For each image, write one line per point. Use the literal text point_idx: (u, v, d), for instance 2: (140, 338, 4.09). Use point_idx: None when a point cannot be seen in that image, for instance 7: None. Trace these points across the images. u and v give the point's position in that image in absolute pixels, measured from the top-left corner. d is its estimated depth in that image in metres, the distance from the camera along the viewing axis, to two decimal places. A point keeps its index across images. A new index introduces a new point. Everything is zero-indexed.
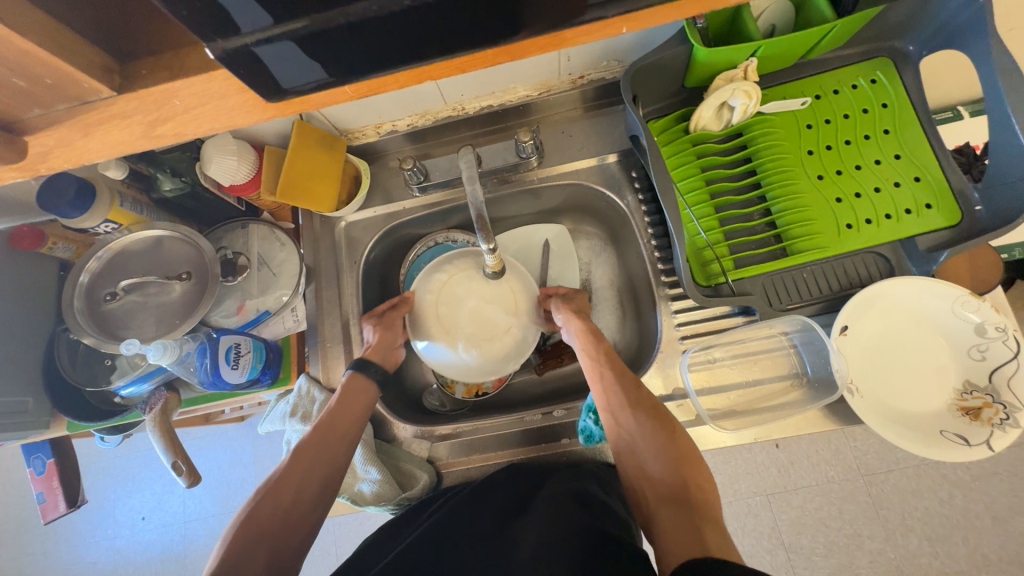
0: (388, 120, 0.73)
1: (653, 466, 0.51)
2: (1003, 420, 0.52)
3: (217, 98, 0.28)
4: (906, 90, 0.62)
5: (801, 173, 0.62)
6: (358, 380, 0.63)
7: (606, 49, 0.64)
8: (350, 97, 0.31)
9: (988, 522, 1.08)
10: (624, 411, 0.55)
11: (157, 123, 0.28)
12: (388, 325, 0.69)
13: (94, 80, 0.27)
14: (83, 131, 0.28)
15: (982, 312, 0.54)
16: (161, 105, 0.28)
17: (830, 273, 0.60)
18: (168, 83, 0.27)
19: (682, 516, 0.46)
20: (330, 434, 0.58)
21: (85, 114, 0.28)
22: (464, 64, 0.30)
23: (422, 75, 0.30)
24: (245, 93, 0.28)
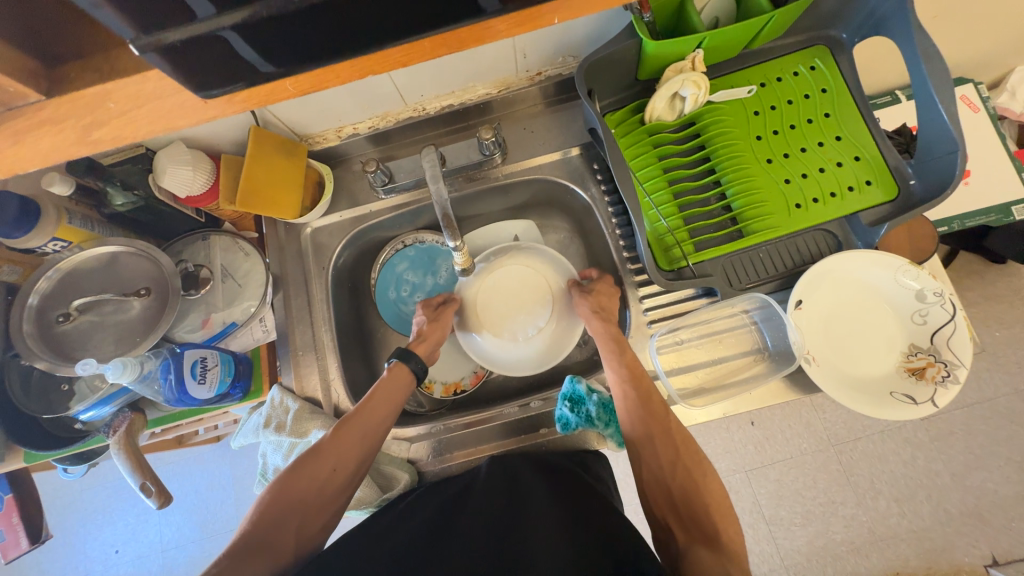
0: (349, 123, 0.73)
1: (674, 488, 0.54)
2: (944, 377, 0.56)
3: (154, 99, 0.28)
4: (842, 75, 0.66)
5: (752, 157, 0.65)
6: (372, 401, 0.60)
7: (560, 45, 0.66)
8: (293, 94, 0.31)
9: (949, 479, 1.15)
10: (647, 435, 0.56)
11: (92, 127, 0.28)
12: (440, 321, 0.70)
13: (21, 85, 0.26)
14: (12, 139, 0.27)
15: (920, 279, 0.58)
16: (94, 108, 0.27)
17: (783, 251, 0.63)
18: (101, 86, 0.27)
19: (717, 559, 0.47)
20: (343, 463, 0.55)
21: (13, 121, 0.27)
22: (407, 57, 0.31)
23: (366, 70, 0.31)
24: (184, 92, 0.28)
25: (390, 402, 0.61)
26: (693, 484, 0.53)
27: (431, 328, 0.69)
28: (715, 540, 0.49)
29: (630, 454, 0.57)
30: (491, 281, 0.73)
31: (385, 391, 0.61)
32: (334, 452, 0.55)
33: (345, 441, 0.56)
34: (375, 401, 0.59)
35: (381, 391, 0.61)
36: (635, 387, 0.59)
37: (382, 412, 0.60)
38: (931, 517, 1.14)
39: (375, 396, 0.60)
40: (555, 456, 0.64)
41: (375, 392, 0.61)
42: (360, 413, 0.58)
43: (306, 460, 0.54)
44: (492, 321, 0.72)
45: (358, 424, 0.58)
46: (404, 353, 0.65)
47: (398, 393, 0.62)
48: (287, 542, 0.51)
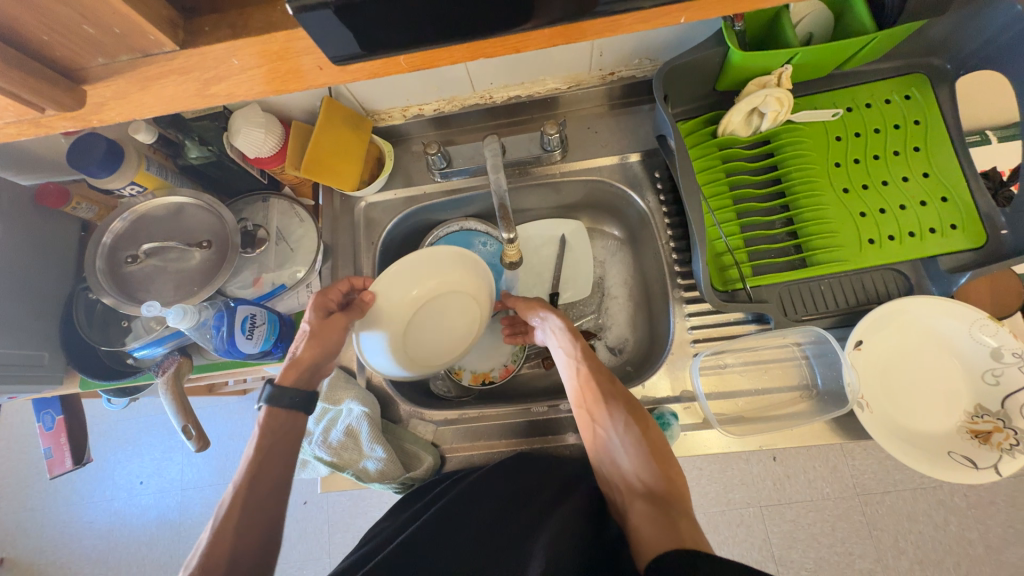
0: (416, 104, 0.73)
1: (624, 456, 0.54)
2: (1012, 445, 0.52)
3: (275, 60, 0.28)
4: (940, 108, 0.61)
5: (827, 184, 0.62)
6: (252, 462, 0.51)
7: (639, 45, 0.64)
8: (398, 70, 0.31)
9: (981, 551, 1.08)
10: (596, 406, 0.56)
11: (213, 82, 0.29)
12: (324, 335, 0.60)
13: (160, 33, 0.27)
14: (140, 85, 0.28)
15: (999, 337, 0.54)
16: (219, 63, 0.28)
17: (848, 287, 0.60)
18: (229, 43, 0.28)
19: (659, 514, 0.47)
20: (241, 553, 0.47)
21: (145, 67, 0.28)
22: (518, 43, 0.30)
23: (474, 53, 0.30)
24: (305, 56, 0.28)
25: (279, 457, 0.53)
26: (642, 452, 0.53)
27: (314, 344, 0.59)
28: (658, 497, 0.50)
29: (585, 430, 0.58)
30: (442, 286, 0.70)
31: (269, 441, 0.53)
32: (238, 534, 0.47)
33: (239, 510, 0.48)
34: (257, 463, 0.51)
35: (264, 450, 0.52)
36: (585, 361, 0.59)
37: (272, 476, 0.51)
38: None
39: (255, 454, 0.52)
40: (579, 465, 0.63)
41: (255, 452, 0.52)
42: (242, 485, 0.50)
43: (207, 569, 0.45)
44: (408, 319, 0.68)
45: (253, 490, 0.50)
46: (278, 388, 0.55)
47: (287, 441, 0.54)
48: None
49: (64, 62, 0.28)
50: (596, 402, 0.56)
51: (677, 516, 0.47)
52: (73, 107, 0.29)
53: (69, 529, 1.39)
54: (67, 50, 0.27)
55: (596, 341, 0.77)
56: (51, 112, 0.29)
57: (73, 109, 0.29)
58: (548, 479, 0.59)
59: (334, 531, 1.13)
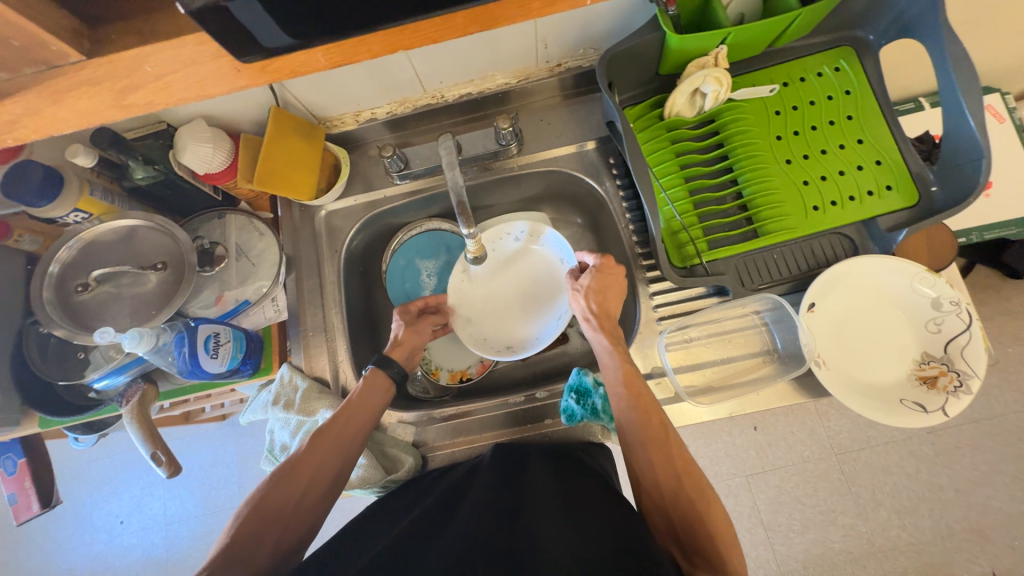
0: (368, 108, 0.73)
1: (676, 515, 0.51)
2: (957, 387, 0.55)
3: (190, 64, 0.28)
4: (868, 77, 0.65)
5: (771, 157, 0.64)
6: (342, 414, 0.59)
7: (582, 36, 0.65)
8: (321, 66, 0.31)
9: (952, 494, 1.15)
10: (647, 455, 0.54)
11: (128, 90, 0.28)
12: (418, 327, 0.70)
13: (62, 43, 0.27)
14: (51, 98, 0.28)
15: (937, 287, 0.58)
16: (132, 70, 0.28)
17: (798, 253, 0.63)
18: (140, 49, 0.27)
19: None
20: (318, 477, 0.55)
21: (54, 80, 0.28)
22: (435, 32, 0.31)
23: (392, 44, 0.31)
24: (220, 58, 0.28)
25: (363, 419, 0.60)
26: (696, 501, 0.51)
27: (408, 335, 0.68)
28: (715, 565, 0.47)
29: (632, 468, 0.55)
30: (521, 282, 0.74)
31: (359, 403, 0.61)
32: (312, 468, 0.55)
33: (317, 456, 0.56)
34: (347, 413, 0.59)
35: (353, 407, 0.60)
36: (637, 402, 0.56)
37: (357, 430, 0.59)
38: (931, 530, 1.14)
39: (347, 409, 0.60)
40: (556, 449, 0.64)
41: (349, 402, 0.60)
42: (333, 424, 0.58)
43: (283, 485, 0.54)
44: (507, 337, 0.73)
45: (337, 436, 0.57)
46: (383, 359, 0.64)
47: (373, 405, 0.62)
48: (265, 555, 0.51)
49: None
50: (649, 450, 0.54)
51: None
52: None
53: None
54: None
55: (568, 329, 0.78)
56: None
57: None
58: (527, 467, 0.60)
59: None
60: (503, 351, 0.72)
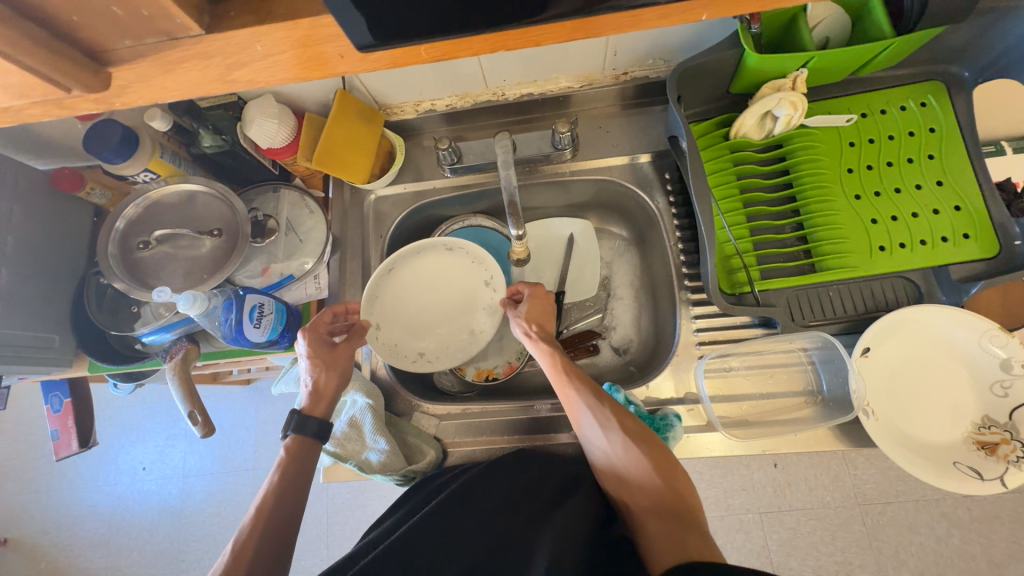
0: (428, 99, 0.73)
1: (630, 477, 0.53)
2: (1019, 458, 0.51)
3: (296, 44, 0.29)
4: (956, 116, 0.61)
5: (838, 190, 0.61)
6: (268, 497, 0.51)
7: (654, 46, 0.64)
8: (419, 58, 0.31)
9: (984, 565, 1.16)
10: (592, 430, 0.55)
11: (235, 67, 0.29)
12: (334, 366, 0.61)
13: (186, 17, 0.27)
14: (165, 68, 0.29)
15: (1008, 348, 0.54)
16: (243, 48, 0.29)
17: (857, 294, 0.59)
18: (254, 27, 0.28)
19: (672, 529, 0.48)
20: None
21: (170, 50, 0.29)
22: (540, 35, 0.30)
23: (494, 43, 0.30)
24: (326, 42, 0.29)
25: (296, 496, 0.53)
26: (644, 461, 0.51)
27: (326, 380, 0.59)
28: (669, 513, 0.49)
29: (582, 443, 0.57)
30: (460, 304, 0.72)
31: (291, 473, 0.53)
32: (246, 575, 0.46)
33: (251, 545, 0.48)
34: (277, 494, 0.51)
35: (284, 482, 0.53)
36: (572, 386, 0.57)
37: (291, 504, 0.52)
38: None
39: (273, 490, 0.52)
40: (579, 463, 0.63)
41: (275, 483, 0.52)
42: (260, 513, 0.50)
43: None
44: (420, 342, 0.71)
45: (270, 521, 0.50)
46: (301, 420, 0.57)
47: (308, 471, 0.55)
48: None
49: (91, 43, 0.28)
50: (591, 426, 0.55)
51: (690, 533, 0.47)
52: (99, 89, 0.30)
53: (72, 512, 1.41)
54: (96, 29, 0.27)
55: (600, 340, 0.77)
56: (75, 93, 0.29)
57: (99, 90, 0.30)
58: (550, 478, 0.59)
59: (332, 524, 1.14)
60: (415, 357, 0.69)
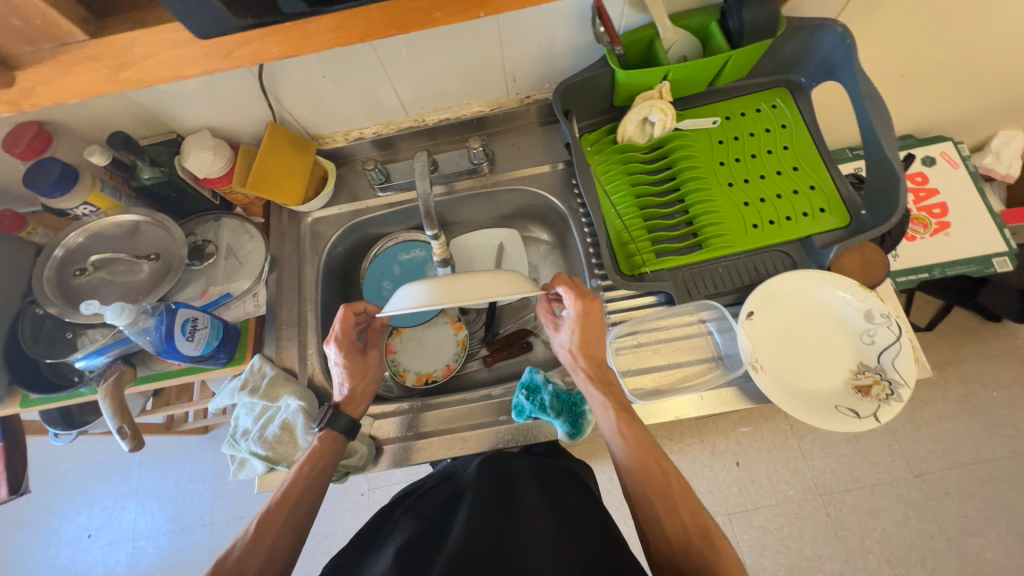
0: (356, 128, 0.81)
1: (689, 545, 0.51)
2: (888, 395, 0.58)
3: (173, 48, 0.36)
4: (801, 114, 0.72)
5: (714, 180, 0.71)
6: (296, 484, 0.57)
7: (545, 72, 0.74)
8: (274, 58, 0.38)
9: (944, 543, 1.19)
10: (642, 486, 0.55)
11: (121, 68, 0.36)
12: (363, 362, 0.68)
13: (71, 25, 0.35)
14: (61, 70, 0.35)
15: (868, 301, 0.62)
16: (124, 50, 0.36)
17: (739, 267, 0.67)
18: (130, 33, 0.35)
19: None
20: (269, 560, 0.52)
21: (64, 53, 0.36)
22: (362, 33, 0.38)
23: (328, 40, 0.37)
24: (197, 46, 0.36)
25: (315, 489, 0.58)
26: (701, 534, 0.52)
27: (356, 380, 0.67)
28: None
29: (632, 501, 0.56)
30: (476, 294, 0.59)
31: (318, 466, 0.59)
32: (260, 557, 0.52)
33: (272, 531, 0.53)
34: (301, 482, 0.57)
35: (311, 473, 0.59)
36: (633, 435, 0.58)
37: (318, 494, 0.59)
38: None
39: (301, 479, 0.58)
40: (535, 470, 0.67)
41: (300, 473, 0.58)
42: (283, 497, 0.56)
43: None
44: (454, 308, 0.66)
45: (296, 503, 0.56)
46: (333, 416, 0.62)
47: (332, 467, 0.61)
48: None
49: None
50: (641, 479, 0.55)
51: None
52: (4, 89, 0.36)
53: None
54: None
55: (533, 337, 0.84)
56: None
57: (4, 91, 0.36)
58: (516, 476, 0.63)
59: None
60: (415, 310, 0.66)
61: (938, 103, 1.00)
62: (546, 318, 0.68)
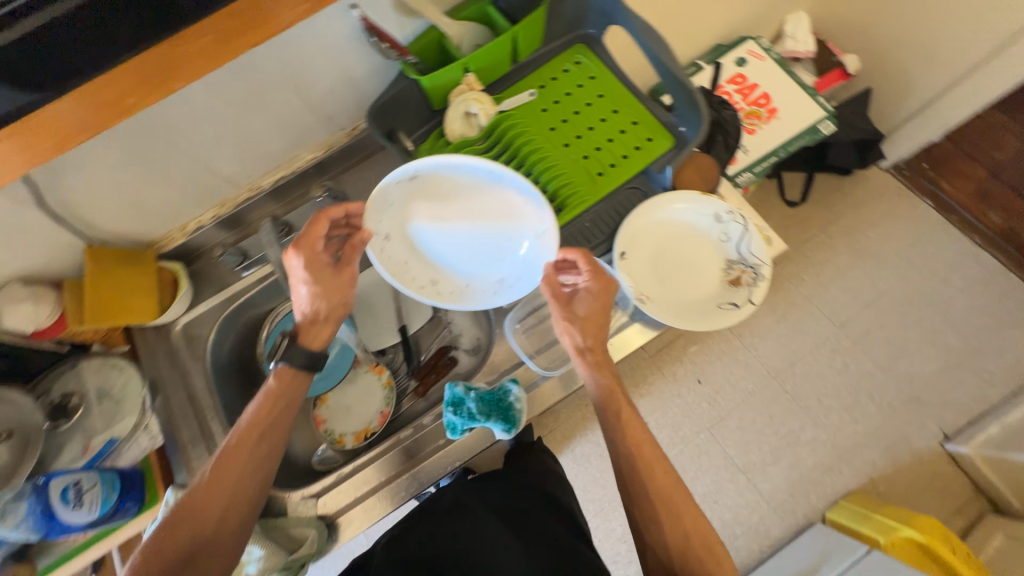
0: (190, 218, 0.76)
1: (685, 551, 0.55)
2: (753, 277, 0.70)
3: None
4: (603, 62, 0.77)
5: (551, 146, 0.74)
6: (251, 425, 0.57)
7: (357, 100, 0.74)
8: None
9: (880, 374, 1.34)
10: (651, 502, 0.58)
11: None
12: (337, 279, 0.64)
13: None
14: None
15: (714, 207, 0.72)
16: None
17: (601, 216, 0.72)
18: None
19: None
20: (229, 501, 0.55)
21: None
22: None
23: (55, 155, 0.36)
24: None
25: (267, 441, 0.58)
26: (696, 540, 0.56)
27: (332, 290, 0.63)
28: None
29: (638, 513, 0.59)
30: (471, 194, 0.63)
31: (278, 404, 0.59)
32: (196, 511, 0.53)
33: (223, 485, 0.54)
34: (256, 426, 0.57)
35: (264, 411, 0.58)
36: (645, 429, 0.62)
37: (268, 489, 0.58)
38: (879, 414, 1.31)
39: (253, 416, 0.58)
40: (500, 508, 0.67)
41: (250, 418, 0.58)
42: (235, 446, 0.56)
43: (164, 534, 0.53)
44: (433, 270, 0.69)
45: (237, 471, 0.55)
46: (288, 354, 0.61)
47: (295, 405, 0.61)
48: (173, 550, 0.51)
49: None
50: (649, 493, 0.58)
51: None
52: None
53: None
54: None
55: (454, 351, 0.83)
56: None
57: None
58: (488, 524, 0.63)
59: None
60: (383, 241, 0.66)
61: (723, 11, 1.11)
62: (551, 291, 0.64)
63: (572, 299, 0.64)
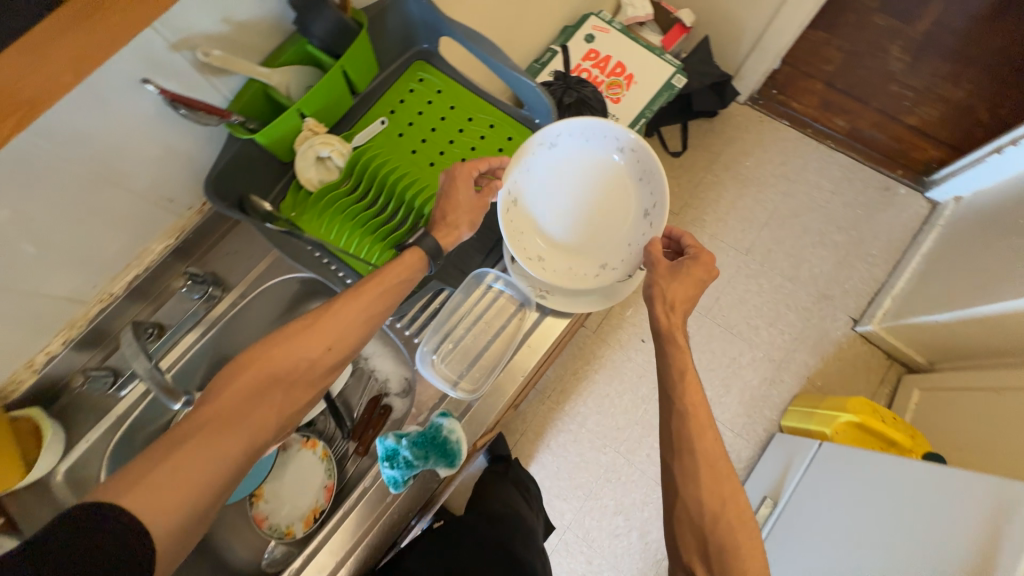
0: (35, 353, 0.65)
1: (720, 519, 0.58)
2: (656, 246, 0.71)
3: None
4: (445, 72, 0.77)
5: (418, 169, 0.73)
6: (337, 308, 0.60)
7: (194, 174, 0.68)
8: None
9: (790, 283, 1.48)
10: (694, 472, 0.59)
11: None
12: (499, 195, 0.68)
13: None
14: None
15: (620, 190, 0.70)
16: None
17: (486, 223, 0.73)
18: None
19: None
20: (236, 407, 0.53)
21: None
22: None
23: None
24: None
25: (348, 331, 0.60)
26: (726, 507, 0.58)
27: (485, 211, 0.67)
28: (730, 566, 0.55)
29: (678, 483, 0.60)
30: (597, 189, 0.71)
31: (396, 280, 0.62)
32: (224, 417, 0.52)
33: (236, 401, 0.54)
34: (337, 315, 0.59)
35: (377, 287, 0.61)
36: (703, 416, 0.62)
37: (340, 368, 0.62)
38: (799, 319, 1.45)
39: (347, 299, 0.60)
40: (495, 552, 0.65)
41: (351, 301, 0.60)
42: (303, 332, 0.58)
43: (221, 380, 0.55)
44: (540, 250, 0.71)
45: (344, 317, 0.60)
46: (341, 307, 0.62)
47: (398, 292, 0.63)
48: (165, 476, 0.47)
49: None
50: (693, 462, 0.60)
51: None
52: None
53: None
54: None
55: (386, 400, 0.79)
56: None
57: None
58: None
59: None
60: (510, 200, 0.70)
61: None
62: (647, 257, 0.67)
63: (676, 266, 0.66)
